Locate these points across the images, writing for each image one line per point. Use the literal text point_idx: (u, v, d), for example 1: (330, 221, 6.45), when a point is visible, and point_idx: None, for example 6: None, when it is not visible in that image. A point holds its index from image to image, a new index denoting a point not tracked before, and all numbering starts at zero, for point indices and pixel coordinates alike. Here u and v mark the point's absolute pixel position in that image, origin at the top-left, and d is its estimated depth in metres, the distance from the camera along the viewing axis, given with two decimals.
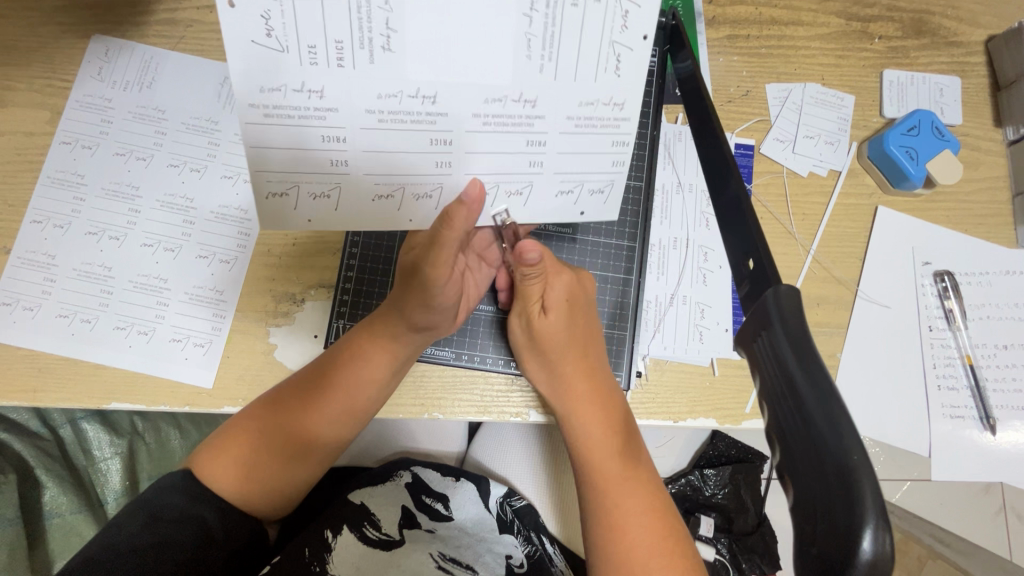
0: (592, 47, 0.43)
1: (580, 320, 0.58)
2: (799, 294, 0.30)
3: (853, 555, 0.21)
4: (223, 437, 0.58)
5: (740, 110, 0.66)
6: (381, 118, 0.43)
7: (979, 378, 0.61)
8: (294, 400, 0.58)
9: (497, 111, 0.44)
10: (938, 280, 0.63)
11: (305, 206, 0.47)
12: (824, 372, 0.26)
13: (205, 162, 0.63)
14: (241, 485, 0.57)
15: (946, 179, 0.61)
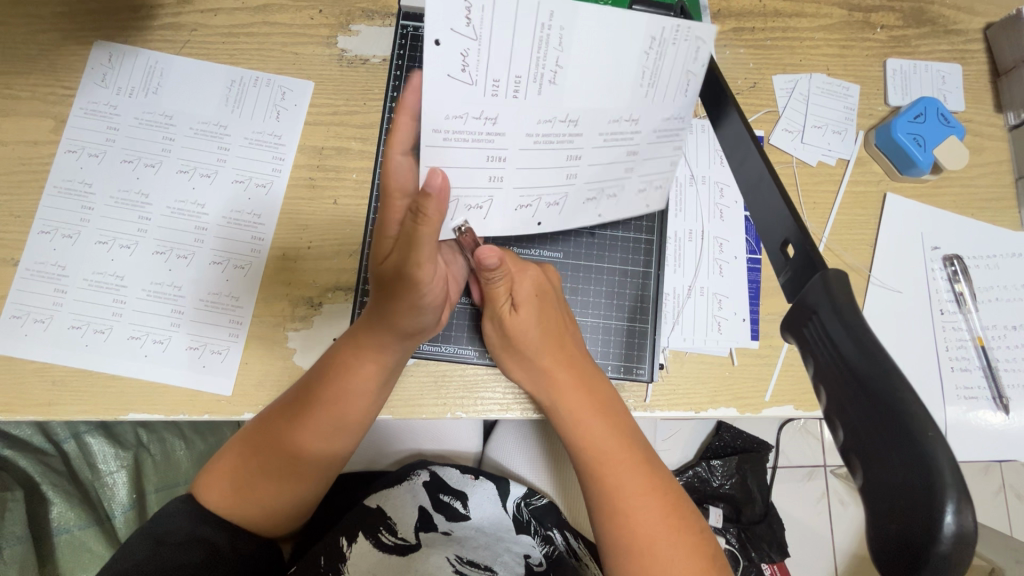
0: (675, 76, 0.42)
1: (550, 312, 0.58)
2: (847, 278, 0.30)
3: (936, 530, 0.23)
4: (226, 460, 0.59)
5: (748, 103, 0.66)
6: (536, 140, 0.44)
7: (991, 359, 0.62)
8: (285, 412, 0.57)
9: (613, 131, 0.44)
10: (947, 264, 0.64)
11: (458, 215, 0.49)
12: (885, 355, 0.27)
13: (215, 168, 0.62)
14: (240, 501, 0.57)
15: (954, 163, 0.61)
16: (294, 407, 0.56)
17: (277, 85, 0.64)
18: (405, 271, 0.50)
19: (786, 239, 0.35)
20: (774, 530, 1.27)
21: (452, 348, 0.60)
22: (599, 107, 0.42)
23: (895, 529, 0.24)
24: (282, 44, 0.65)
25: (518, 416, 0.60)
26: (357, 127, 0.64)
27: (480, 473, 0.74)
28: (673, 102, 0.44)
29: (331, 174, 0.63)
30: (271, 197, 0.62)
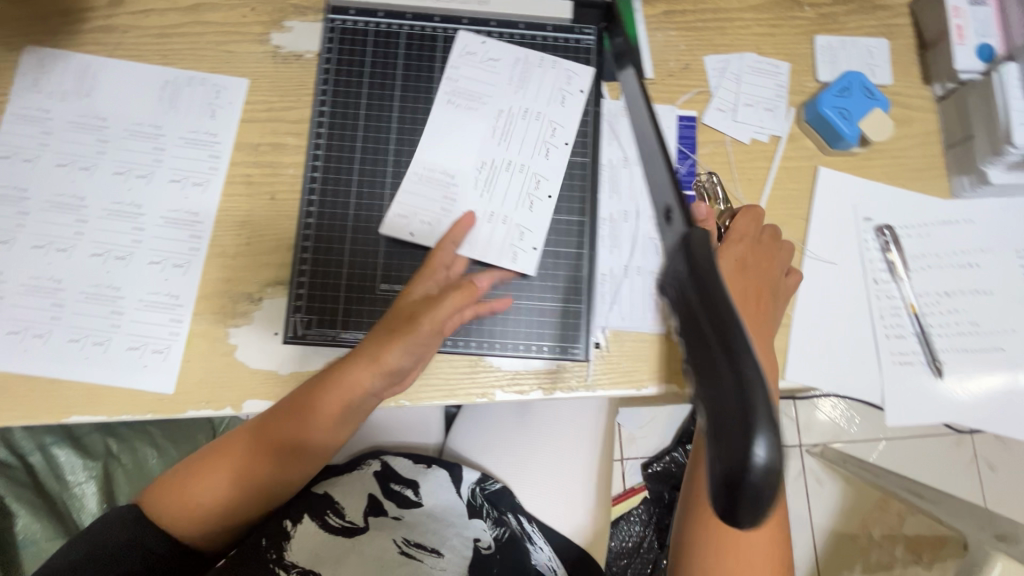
0: (546, 82, 0.64)
1: (750, 275, 0.55)
2: (708, 231, 0.29)
3: (749, 463, 0.22)
4: (182, 471, 0.58)
5: (681, 84, 0.67)
6: (482, 167, 0.62)
7: (924, 325, 0.63)
8: (256, 429, 0.57)
9: (505, 126, 0.63)
10: (880, 234, 0.65)
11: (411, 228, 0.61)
12: (722, 298, 0.26)
13: (150, 168, 0.62)
14: (192, 513, 0.56)
15: (878, 135, 0.63)
16: (264, 420, 0.57)
17: (211, 84, 0.65)
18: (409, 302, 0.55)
19: (664, 199, 0.34)
20: None
21: None
22: (485, 120, 0.63)
23: (719, 464, 0.23)
24: (214, 43, 0.65)
25: (460, 399, 0.59)
26: (292, 122, 0.64)
27: (432, 462, 0.74)
28: (548, 98, 0.64)
29: (268, 171, 0.63)
30: (208, 195, 0.62)
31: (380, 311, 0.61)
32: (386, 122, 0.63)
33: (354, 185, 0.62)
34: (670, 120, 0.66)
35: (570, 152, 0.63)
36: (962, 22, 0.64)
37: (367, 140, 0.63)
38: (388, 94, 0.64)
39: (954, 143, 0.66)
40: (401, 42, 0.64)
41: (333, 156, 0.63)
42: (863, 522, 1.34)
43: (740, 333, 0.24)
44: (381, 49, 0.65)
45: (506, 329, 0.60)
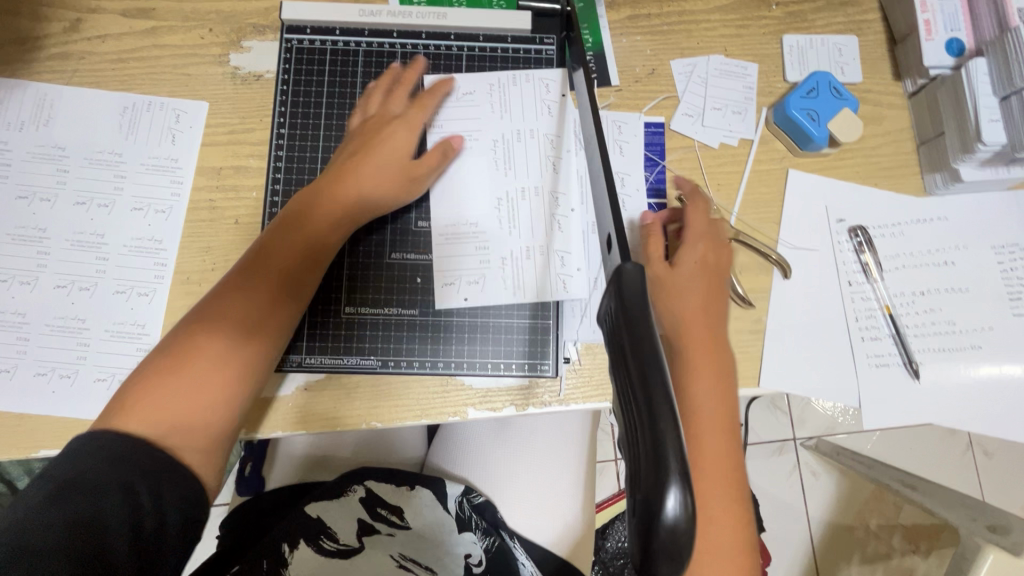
0: (534, 104, 0.63)
1: (704, 279, 0.55)
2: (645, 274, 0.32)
3: (659, 515, 0.25)
4: (139, 383, 0.49)
5: (648, 89, 0.66)
6: (512, 209, 0.61)
7: (899, 326, 0.63)
8: (209, 304, 0.52)
9: (534, 160, 0.62)
10: (853, 235, 0.64)
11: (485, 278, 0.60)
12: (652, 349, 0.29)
13: (112, 197, 0.62)
14: (160, 416, 0.48)
15: (847, 136, 0.62)
16: (223, 297, 0.52)
17: (171, 108, 0.64)
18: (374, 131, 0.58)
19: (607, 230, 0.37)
20: None
21: (356, 360, 0.58)
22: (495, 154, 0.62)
23: (633, 510, 0.26)
24: (173, 66, 0.65)
25: (433, 419, 0.58)
26: (254, 144, 0.63)
27: (415, 482, 0.72)
28: (541, 121, 0.63)
29: (231, 195, 0.63)
30: (172, 222, 0.62)
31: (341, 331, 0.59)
32: (345, 144, 0.63)
33: None
34: (636, 129, 0.65)
35: (576, 179, 0.62)
36: (930, 16, 0.63)
37: (327, 163, 0.63)
38: (348, 114, 0.63)
39: (926, 139, 0.65)
40: (359, 60, 0.64)
41: (294, 179, 0.62)
42: (859, 513, 1.33)
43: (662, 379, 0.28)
44: (339, 68, 0.64)
45: (474, 348, 0.59)
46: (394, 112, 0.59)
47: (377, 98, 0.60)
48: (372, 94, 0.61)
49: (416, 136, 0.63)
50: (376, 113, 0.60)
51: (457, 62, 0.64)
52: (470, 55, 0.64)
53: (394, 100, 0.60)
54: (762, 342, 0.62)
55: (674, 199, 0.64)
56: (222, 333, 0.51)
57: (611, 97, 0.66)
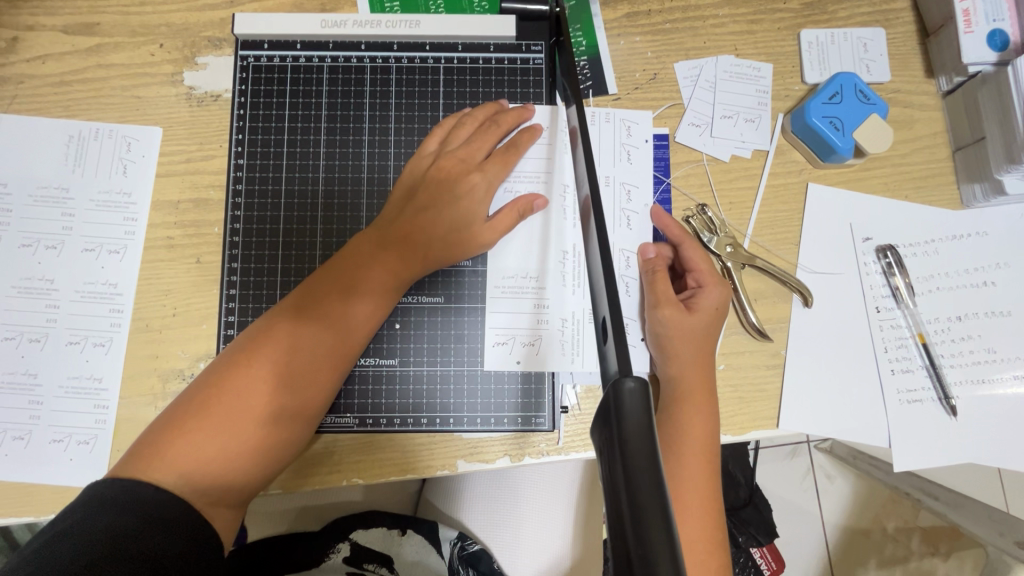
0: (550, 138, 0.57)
1: (711, 331, 0.51)
2: (649, 391, 0.24)
3: None
4: (162, 431, 0.45)
5: (649, 97, 0.59)
6: (554, 259, 0.55)
7: (934, 356, 0.57)
8: (307, 352, 0.48)
9: (561, 203, 0.56)
10: (881, 256, 0.58)
11: (522, 339, 0.54)
12: (654, 511, 0.20)
13: (61, 237, 0.56)
14: (188, 471, 0.43)
15: (877, 147, 0.55)
16: (268, 349, 0.47)
17: (121, 135, 0.58)
18: (423, 172, 0.53)
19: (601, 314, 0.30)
20: (762, 515, 1.10)
21: (330, 418, 0.53)
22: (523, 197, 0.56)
23: None
24: (121, 88, 0.58)
25: (419, 474, 0.53)
26: (214, 173, 0.57)
27: (405, 525, 0.68)
28: (558, 157, 0.57)
29: (191, 231, 0.57)
30: (127, 263, 0.56)
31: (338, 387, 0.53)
32: (311, 173, 0.57)
33: (280, 247, 0.56)
34: (647, 130, 0.59)
35: (617, 225, 0.57)
36: (969, 5, 0.55)
37: (291, 195, 0.57)
38: (313, 139, 0.57)
39: (963, 145, 0.58)
40: (324, 78, 0.57)
41: (256, 214, 0.56)
42: (875, 516, 1.13)
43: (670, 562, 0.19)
44: (301, 87, 0.57)
45: (461, 399, 0.53)
46: (474, 154, 0.54)
47: (475, 126, 0.55)
48: (476, 121, 0.55)
49: (391, 161, 0.57)
50: (456, 150, 0.54)
51: (434, 76, 0.58)
52: (448, 67, 0.58)
53: (483, 142, 0.54)
54: (781, 378, 0.56)
55: (680, 220, 0.58)
56: (253, 383, 0.46)
57: (609, 107, 0.59)
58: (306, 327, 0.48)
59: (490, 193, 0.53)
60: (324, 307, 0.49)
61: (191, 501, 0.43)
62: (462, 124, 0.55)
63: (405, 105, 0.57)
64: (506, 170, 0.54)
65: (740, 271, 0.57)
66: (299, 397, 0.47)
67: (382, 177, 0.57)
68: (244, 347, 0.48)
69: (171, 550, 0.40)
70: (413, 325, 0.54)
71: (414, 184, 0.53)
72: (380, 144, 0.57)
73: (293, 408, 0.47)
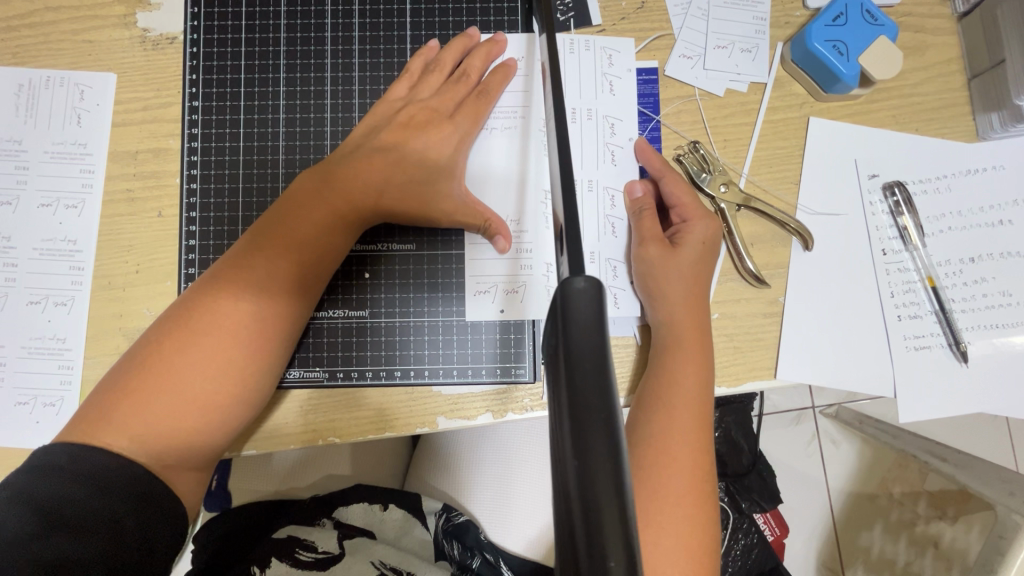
0: (527, 71, 0.53)
1: (701, 272, 0.48)
2: (603, 293, 0.21)
3: None
4: (113, 392, 0.43)
5: (637, 28, 0.55)
6: (533, 201, 0.51)
7: (944, 301, 0.53)
8: (266, 311, 0.45)
9: (538, 140, 0.52)
10: (888, 194, 0.54)
11: (501, 288, 0.51)
12: (597, 429, 0.18)
13: (15, 192, 0.53)
14: (140, 433, 0.41)
15: (884, 73, 0.51)
16: (222, 306, 0.45)
17: (73, 83, 0.54)
18: (388, 117, 0.50)
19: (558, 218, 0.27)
20: (765, 482, 1.07)
21: (299, 372, 0.50)
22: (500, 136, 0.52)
23: None
24: (71, 33, 0.55)
25: (397, 432, 0.50)
26: (173, 121, 0.54)
27: (389, 500, 0.66)
28: (536, 89, 0.53)
29: (151, 183, 0.54)
30: (86, 218, 0.53)
31: (306, 339, 0.51)
32: (272, 116, 0.54)
33: (241, 195, 0.53)
34: (630, 58, 0.54)
35: (601, 162, 0.53)
36: None
37: (251, 140, 0.54)
38: (272, 79, 0.54)
39: (981, 72, 0.54)
40: (281, 12, 0.54)
41: (214, 162, 0.53)
42: (883, 480, 1.10)
43: (610, 487, 0.18)
44: (258, 23, 0.54)
45: (437, 351, 0.51)
46: (444, 105, 0.50)
47: (444, 74, 0.51)
48: (446, 68, 0.51)
49: (356, 101, 0.53)
50: (425, 100, 0.50)
51: (400, 8, 0.54)
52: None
53: (453, 87, 0.51)
54: (780, 326, 0.53)
55: (671, 159, 0.54)
56: (206, 339, 0.44)
57: (592, 38, 0.55)
58: (263, 286, 0.45)
59: (463, 147, 0.50)
60: (280, 259, 0.46)
61: (149, 466, 0.41)
62: (431, 71, 0.51)
63: (369, 39, 0.54)
64: (478, 125, 0.50)
65: (735, 213, 0.53)
66: (257, 357, 0.45)
67: (346, 118, 0.53)
68: (196, 304, 0.45)
69: (130, 512, 0.39)
70: (383, 275, 0.51)
71: (378, 128, 0.49)
72: (344, 82, 0.53)
73: (252, 368, 0.45)
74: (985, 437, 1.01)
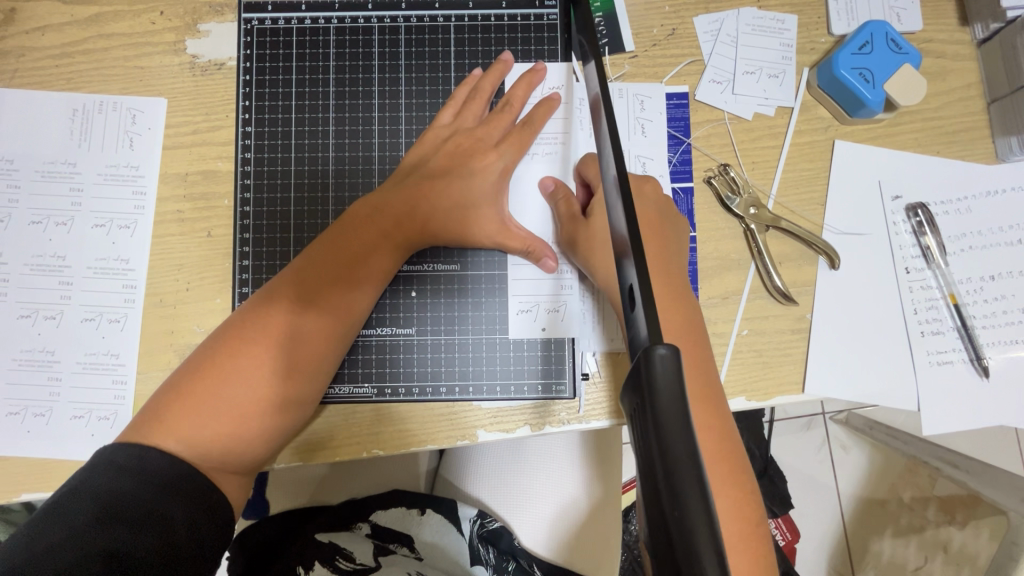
0: (566, 98, 0.55)
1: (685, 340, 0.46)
2: (682, 359, 0.23)
3: None
4: (165, 397, 0.45)
5: (668, 54, 0.57)
6: None
7: (966, 317, 0.55)
8: (308, 324, 0.47)
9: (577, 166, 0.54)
10: (911, 214, 0.56)
11: (543, 310, 0.53)
12: (694, 494, 0.21)
13: (70, 214, 0.55)
14: (187, 437, 0.44)
15: (909, 99, 0.53)
16: (270, 319, 0.47)
17: (125, 108, 0.56)
18: (437, 146, 0.53)
19: (629, 281, 0.29)
20: (776, 487, 1.10)
21: (347, 388, 0.52)
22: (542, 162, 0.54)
23: None
24: (123, 59, 0.57)
25: (439, 444, 0.52)
26: (221, 144, 0.56)
27: (425, 505, 0.69)
28: (575, 114, 0.55)
29: (201, 204, 0.56)
30: (138, 238, 0.55)
31: (352, 356, 0.53)
32: (320, 140, 0.56)
33: (293, 217, 0.55)
34: (663, 82, 0.57)
35: None
36: None
37: (301, 164, 0.56)
38: (320, 104, 0.56)
39: (999, 96, 0.56)
40: (329, 41, 0.56)
41: (266, 184, 0.56)
42: (893, 485, 1.12)
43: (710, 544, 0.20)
44: (307, 50, 0.56)
45: (479, 367, 0.53)
46: (490, 133, 0.53)
47: (484, 100, 0.54)
48: (486, 95, 0.54)
49: (402, 127, 0.56)
50: (471, 129, 0.53)
51: (444, 36, 0.56)
52: (458, 26, 0.56)
53: (501, 119, 0.53)
54: (807, 342, 0.55)
55: (702, 181, 0.56)
56: (253, 349, 0.46)
57: (626, 65, 0.57)
58: (310, 302, 0.47)
59: (506, 175, 0.52)
60: (325, 275, 0.48)
61: (198, 465, 0.43)
62: (474, 99, 0.54)
63: (415, 67, 0.56)
64: (522, 152, 0.53)
65: (764, 233, 0.55)
66: (297, 371, 0.47)
67: (393, 143, 0.56)
68: (247, 316, 0.47)
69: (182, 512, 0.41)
70: (429, 293, 0.54)
71: (427, 157, 0.52)
72: (390, 109, 0.56)
73: (293, 381, 0.47)
74: (996, 444, 1.03)
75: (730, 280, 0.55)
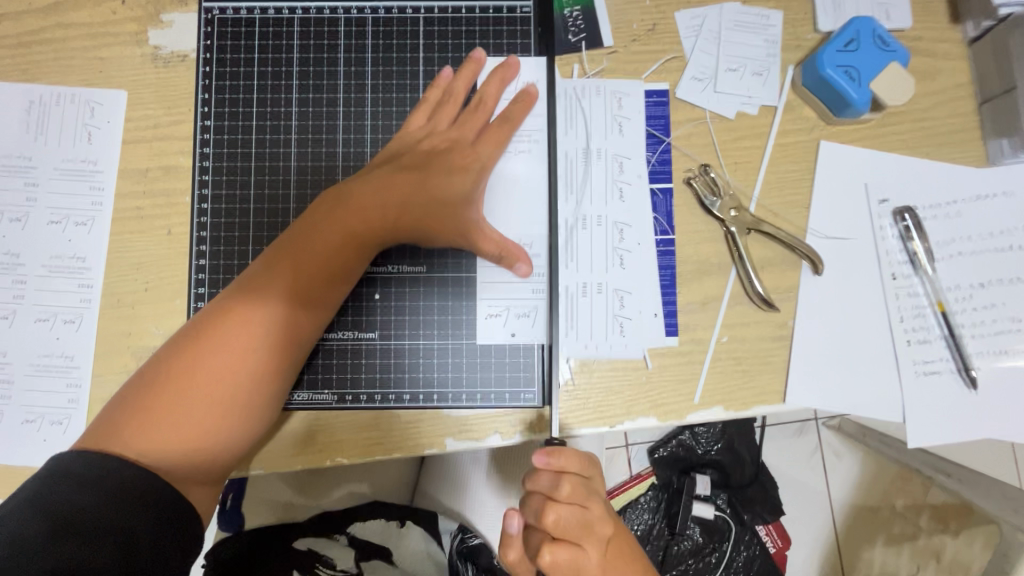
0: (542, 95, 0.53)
1: None
2: None
3: None
4: (126, 407, 0.43)
5: (647, 50, 0.55)
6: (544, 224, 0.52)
7: (954, 326, 0.53)
8: (278, 331, 0.45)
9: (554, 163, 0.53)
10: (898, 219, 0.54)
11: (509, 320, 0.51)
12: None
13: (25, 209, 0.53)
14: (148, 450, 0.42)
15: (895, 99, 0.51)
16: (246, 316, 0.45)
17: (84, 100, 0.54)
18: (413, 144, 0.50)
19: None
20: (768, 492, 1.08)
21: (306, 395, 0.50)
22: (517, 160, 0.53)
23: None
24: (81, 50, 0.54)
25: (405, 453, 0.50)
26: (183, 139, 0.54)
27: (405, 516, 0.66)
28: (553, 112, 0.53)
29: (160, 201, 0.54)
30: (95, 236, 0.53)
31: (317, 359, 0.51)
32: (284, 137, 0.54)
33: (252, 215, 0.53)
34: (640, 80, 0.55)
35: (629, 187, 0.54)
36: None
37: (263, 161, 0.54)
38: (286, 98, 0.54)
39: (991, 97, 0.54)
40: (296, 32, 0.54)
41: (226, 180, 0.54)
42: (886, 493, 1.10)
43: None
44: (272, 42, 0.54)
45: (443, 374, 0.51)
46: (465, 133, 0.51)
47: (458, 100, 0.52)
48: (459, 97, 0.52)
49: (369, 122, 0.54)
50: (446, 131, 0.51)
51: (414, 28, 0.54)
52: (429, 18, 0.54)
53: (475, 119, 0.51)
54: (787, 350, 0.53)
55: (681, 182, 0.54)
56: (219, 358, 0.44)
57: (604, 61, 0.55)
58: (288, 298, 0.46)
59: (483, 173, 0.50)
60: (296, 280, 0.46)
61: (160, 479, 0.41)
62: (446, 102, 0.52)
63: (384, 60, 0.54)
64: (502, 147, 0.51)
65: (745, 237, 0.53)
66: (272, 374, 0.45)
67: (358, 140, 0.53)
68: (213, 322, 0.45)
69: (139, 522, 0.39)
70: (393, 295, 0.52)
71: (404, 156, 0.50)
72: (357, 104, 0.54)
73: (271, 382, 0.45)
74: (991, 453, 1.00)
75: (708, 285, 0.53)
